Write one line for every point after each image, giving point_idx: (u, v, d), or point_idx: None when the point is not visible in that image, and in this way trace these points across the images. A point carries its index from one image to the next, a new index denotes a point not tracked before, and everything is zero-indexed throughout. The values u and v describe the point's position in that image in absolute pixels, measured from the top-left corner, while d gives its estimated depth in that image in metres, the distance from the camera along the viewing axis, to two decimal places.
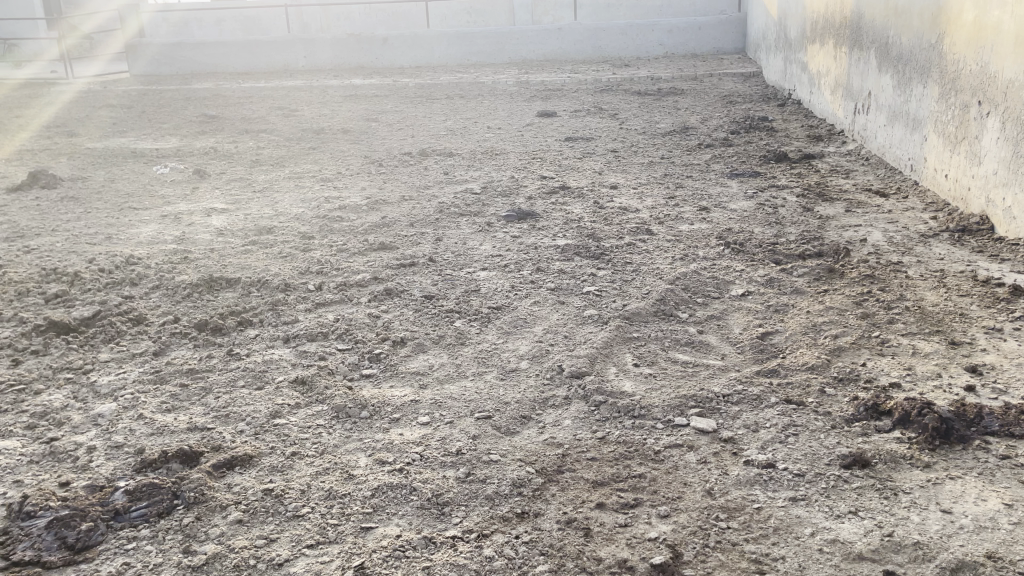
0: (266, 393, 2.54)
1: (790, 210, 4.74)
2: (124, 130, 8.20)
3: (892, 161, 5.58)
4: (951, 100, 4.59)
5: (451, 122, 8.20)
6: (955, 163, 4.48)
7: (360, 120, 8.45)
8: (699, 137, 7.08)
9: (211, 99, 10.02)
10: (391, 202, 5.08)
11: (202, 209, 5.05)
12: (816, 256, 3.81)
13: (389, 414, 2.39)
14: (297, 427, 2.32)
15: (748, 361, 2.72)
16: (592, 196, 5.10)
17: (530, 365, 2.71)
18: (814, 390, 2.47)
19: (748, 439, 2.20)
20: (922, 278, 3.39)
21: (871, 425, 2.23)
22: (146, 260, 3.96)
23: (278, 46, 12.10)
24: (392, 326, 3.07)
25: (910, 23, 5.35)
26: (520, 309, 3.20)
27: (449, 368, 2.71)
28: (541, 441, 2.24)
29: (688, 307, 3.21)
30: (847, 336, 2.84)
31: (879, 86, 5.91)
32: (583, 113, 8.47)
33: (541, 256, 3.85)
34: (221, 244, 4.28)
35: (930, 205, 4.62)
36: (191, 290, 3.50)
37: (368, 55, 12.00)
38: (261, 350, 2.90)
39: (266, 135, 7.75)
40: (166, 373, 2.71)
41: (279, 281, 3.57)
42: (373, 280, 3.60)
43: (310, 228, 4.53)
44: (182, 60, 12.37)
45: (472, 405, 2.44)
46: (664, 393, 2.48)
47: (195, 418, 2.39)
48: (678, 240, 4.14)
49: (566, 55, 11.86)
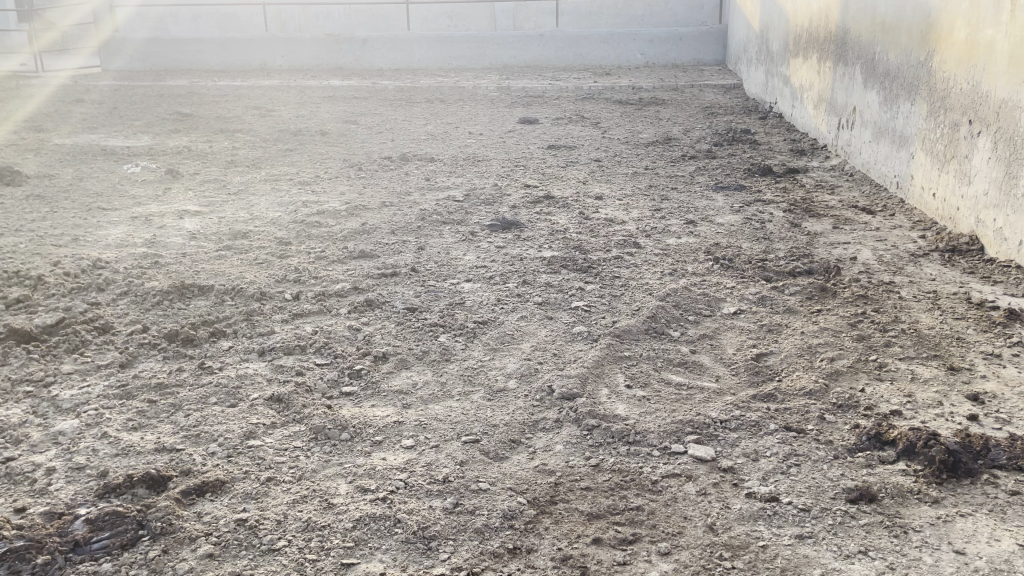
0: (240, 411, 2.40)
1: (777, 225, 4.68)
2: (95, 126, 7.98)
3: (877, 178, 5.55)
4: (940, 118, 4.56)
5: (432, 127, 8.08)
6: (943, 181, 4.45)
7: (339, 122, 8.30)
8: (682, 149, 7.02)
9: (185, 97, 9.82)
10: (371, 208, 4.94)
11: (174, 211, 4.87)
12: (807, 274, 3.74)
13: (371, 436, 2.26)
14: (273, 449, 2.18)
15: (743, 385, 2.63)
16: (577, 207, 5.00)
17: (519, 385, 2.59)
18: (814, 417, 2.38)
19: (749, 469, 2.11)
20: (915, 299, 3.34)
21: (875, 455, 2.15)
22: (114, 264, 3.79)
23: (255, 44, 11.93)
24: (374, 340, 2.94)
25: (898, 39, 5.33)
26: (506, 324, 3.09)
27: (433, 387, 2.59)
28: (532, 468, 2.13)
29: (679, 325, 3.11)
30: (844, 359, 2.76)
31: (864, 102, 5.89)
32: (565, 121, 8.39)
33: (527, 269, 3.74)
34: (194, 248, 4.12)
35: (917, 223, 4.59)
36: (161, 297, 3.34)
37: (347, 55, 11.83)
38: (235, 363, 2.76)
39: (243, 135, 7.57)
40: (133, 388, 2.56)
41: (255, 290, 3.42)
42: (353, 290, 3.47)
43: (287, 233, 4.38)
44: (156, 55, 12.14)
45: (458, 427, 2.32)
46: (660, 418, 2.38)
47: (163, 438, 2.24)
48: (666, 254, 4.05)
49: (547, 62, 11.80)
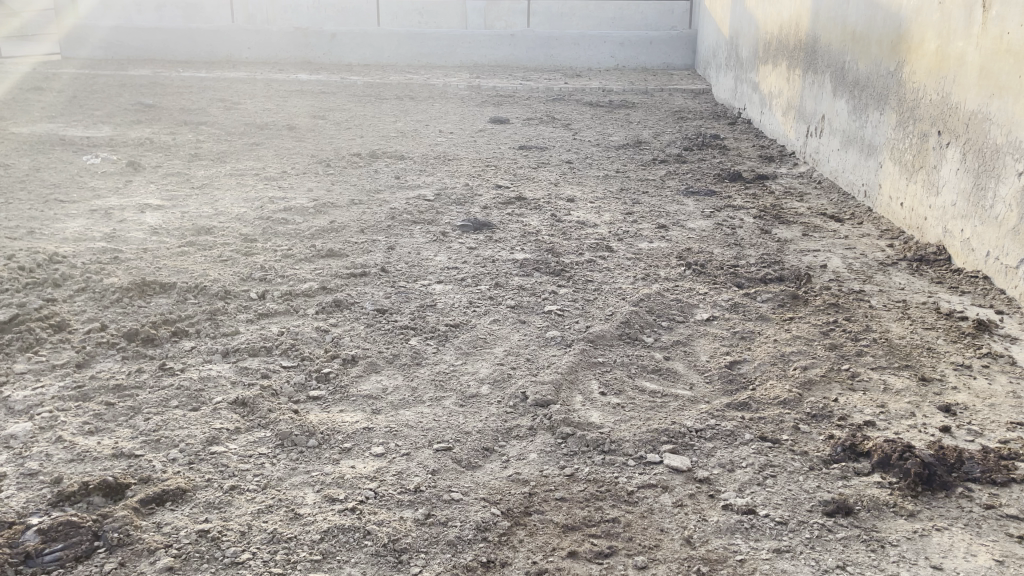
0: (202, 416, 2.31)
1: (748, 231, 4.69)
2: (53, 115, 7.75)
3: (845, 186, 5.60)
4: (909, 128, 4.61)
5: (402, 124, 7.99)
6: (911, 191, 4.49)
7: (307, 116, 8.16)
8: (653, 152, 7.02)
9: (148, 87, 9.59)
10: (339, 206, 4.85)
11: (135, 205, 4.73)
12: (778, 281, 3.75)
13: (340, 443, 2.19)
14: (236, 456, 2.10)
15: (718, 393, 2.61)
16: (549, 208, 4.96)
17: (491, 390, 2.54)
18: (788, 426, 2.37)
19: (725, 480, 2.09)
20: (886, 309, 3.35)
21: (850, 467, 2.15)
22: (72, 259, 3.67)
23: (222, 35, 11.72)
24: (342, 343, 2.87)
25: (868, 49, 5.38)
26: (478, 328, 3.03)
27: (404, 392, 2.52)
28: (505, 477, 2.08)
29: (652, 331, 3.09)
30: (817, 368, 2.76)
31: (833, 110, 5.94)
32: (536, 121, 8.36)
33: (499, 271, 3.69)
34: (156, 243, 4.00)
35: (886, 232, 4.63)
36: (120, 294, 3.23)
37: (317, 49, 11.68)
38: (197, 365, 2.67)
39: (207, 128, 7.42)
40: (90, 390, 2.45)
41: (219, 288, 3.32)
42: (321, 290, 3.39)
43: (253, 230, 4.28)
44: (119, 45, 11.87)
45: (430, 434, 2.27)
46: (634, 426, 2.34)
47: (121, 443, 2.15)
48: (638, 258, 4.03)
49: (518, 62, 11.77)
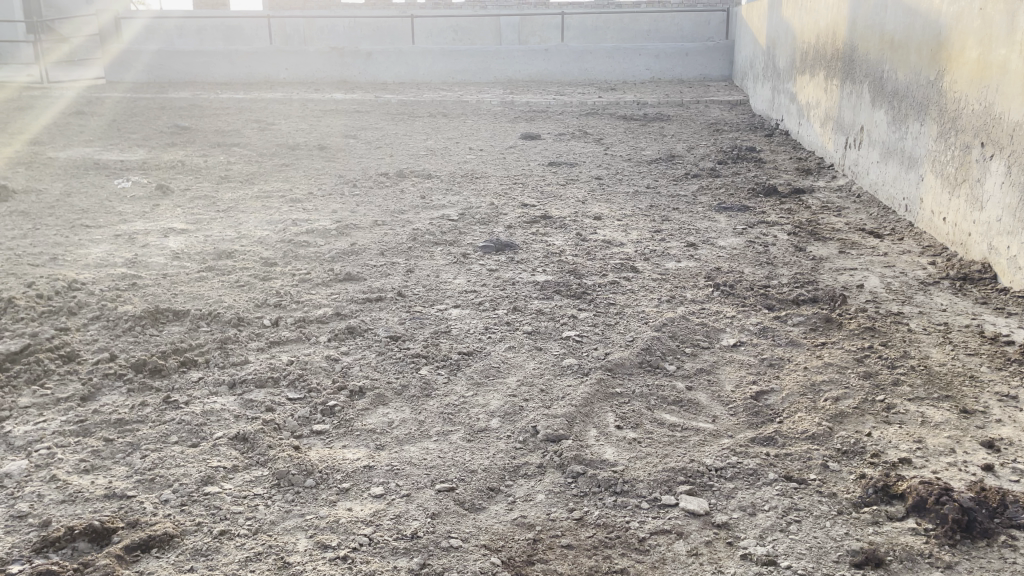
0: (201, 453, 2.24)
1: (781, 249, 4.52)
2: (91, 140, 7.87)
3: (885, 200, 5.39)
4: (950, 140, 4.40)
5: (432, 142, 7.95)
6: (954, 206, 4.28)
7: (338, 136, 8.17)
8: (686, 166, 6.86)
9: (185, 109, 9.73)
10: (362, 227, 4.80)
11: (160, 229, 4.73)
12: (811, 302, 3.58)
13: (338, 483, 2.11)
14: (230, 498, 2.02)
15: (742, 426, 2.46)
16: (575, 227, 4.85)
17: (501, 424, 2.43)
18: (816, 464, 2.22)
19: (745, 526, 1.95)
20: (925, 332, 3.17)
21: (882, 511, 1.99)
22: (91, 286, 3.66)
23: (260, 56, 11.87)
24: (351, 372, 2.79)
25: (907, 57, 5.18)
26: (493, 356, 2.93)
27: (410, 426, 2.42)
28: (510, 521, 1.97)
29: (675, 358, 2.95)
30: (849, 400, 2.59)
31: (872, 121, 5.73)
32: (567, 137, 8.26)
33: (519, 294, 3.59)
34: (176, 268, 3.98)
35: (928, 249, 4.41)
36: (133, 323, 3.19)
37: (352, 68, 11.74)
38: (202, 398, 2.60)
39: (238, 149, 7.46)
40: (92, 425, 2.40)
41: (232, 315, 3.27)
42: (335, 316, 3.31)
43: (273, 254, 4.24)
44: (160, 68, 12.06)
45: (433, 473, 2.16)
46: (650, 464, 2.21)
47: (115, 482, 2.09)
48: (664, 279, 3.89)
49: (552, 76, 11.68)
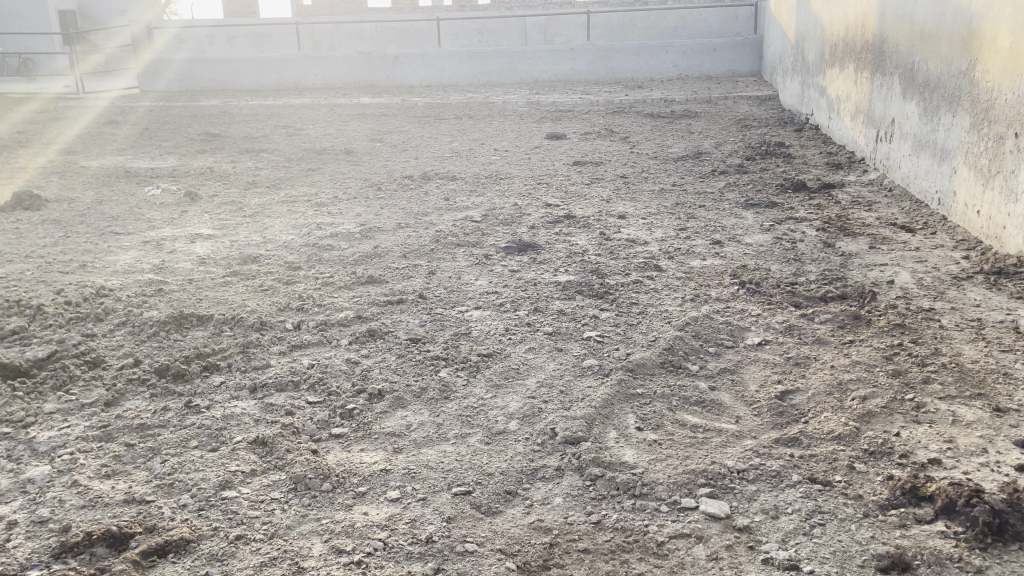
0: (221, 457, 2.25)
1: (809, 245, 4.44)
2: (123, 148, 8.00)
3: (917, 193, 5.26)
4: (984, 131, 4.29)
5: (458, 143, 7.96)
6: (988, 198, 4.17)
7: (364, 140, 8.21)
8: (713, 163, 6.78)
9: (216, 117, 9.86)
10: (386, 230, 4.81)
11: (187, 235, 4.79)
12: (840, 299, 3.50)
13: (355, 487, 2.10)
14: (247, 502, 2.03)
15: (765, 427, 2.41)
16: (598, 226, 4.81)
17: (520, 427, 2.41)
18: (842, 466, 2.16)
19: (766, 529, 1.90)
20: (958, 329, 3.08)
21: (909, 513, 1.93)
22: (118, 292, 3.71)
23: (288, 63, 11.97)
24: (371, 375, 2.78)
25: (938, 47, 5.06)
26: (512, 357, 2.91)
27: (428, 429, 2.41)
28: (526, 525, 1.95)
29: (698, 358, 2.90)
30: (878, 399, 2.53)
31: (904, 113, 5.61)
32: (593, 136, 8.21)
33: (540, 294, 3.56)
34: (202, 273, 4.02)
35: (962, 243, 4.31)
36: (158, 328, 3.22)
37: (379, 72, 11.79)
38: (223, 402, 2.61)
39: (266, 155, 7.53)
40: (114, 430, 2.43)
41: (255, 319, 3.29)
42: (356, 319, 3.32)
43: (298, 257, 4.26)
44: (191, 76, 12.22)
45: (450, 476, 2.15)
46: (670, 466, 2.17)
47: (134, 487, 2.11)
48: (689, 278, 3.84)
49: (578, 76, 11.62)
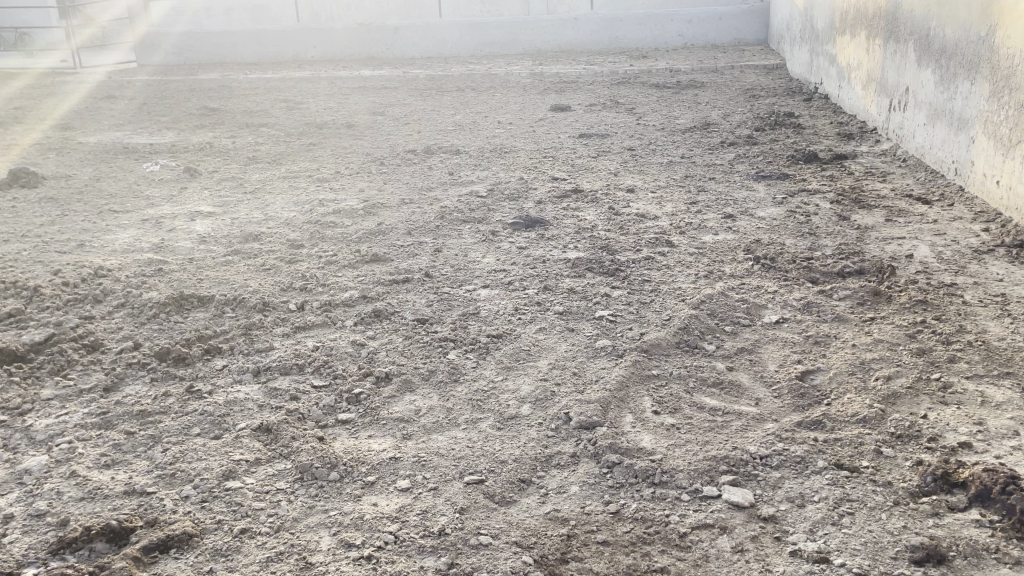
0: (223, 445, 2.18)
1: (824, 218, 4.33)
2: (121, 123, 7.87)
3: (932, 163, 5.14)
4: (1005, 99, 4.16)
5: (461, 116, 7.81)
6: (1009, 169, 4.06)
7: (366, 113, 8.06)
8: (721, 135, 6.64)
9: (215, 90, 9.72)
10: (390, 206, 4.70)
11: (186, 213, 4.68)
12: (858, 275, 3.40)
13: (363, 476, 2.03)
14: (252, 493, 1.96)
15: (786, 409, 2.33)
16: (607, 201, 4.70)
17: (532, 411, 2.33)
18: (869, 450, 2.08)
19: (793, 519, 1.83)
20: (981, 305, 2.99)
21: (942, 501, 1.85)
22: (117, 272, 3.61)
23: (288, 35, 11.78)
24: (378, 358, 2.70)
25: (956, 13, 4.91)
26: (523, 338, 2.82)
27: (438, 414, 2.33)
28: (542, 515, 1.87)
29: (714, 338, 2.81)
30: (902, 379, 2.44)
31: (918, 82, 5.46)
32: (598, 107, 8.06)
33: (550, 272, 3.47)
34: (203, 252, 3.93)
35: (981, 215, 4.20)
36: (157, 310, 3.13)
37: (380, 44, 11.61)
38: (225, 387, 2.53)
39: (266, 129, 7.40)
40: (114, 417, 2.35)
41: (257, 300, 3.20)
42: (361, 299, 3.22)
43: (300, 235, 4.17)
44: (190, 49, 12.06)
45: (461, 464, 2.07)
46: (690, 452, 2.09)
47: (135, 478, 2.04)
48: (701, 253, 3.74)
49: (582, 46, 11.41)
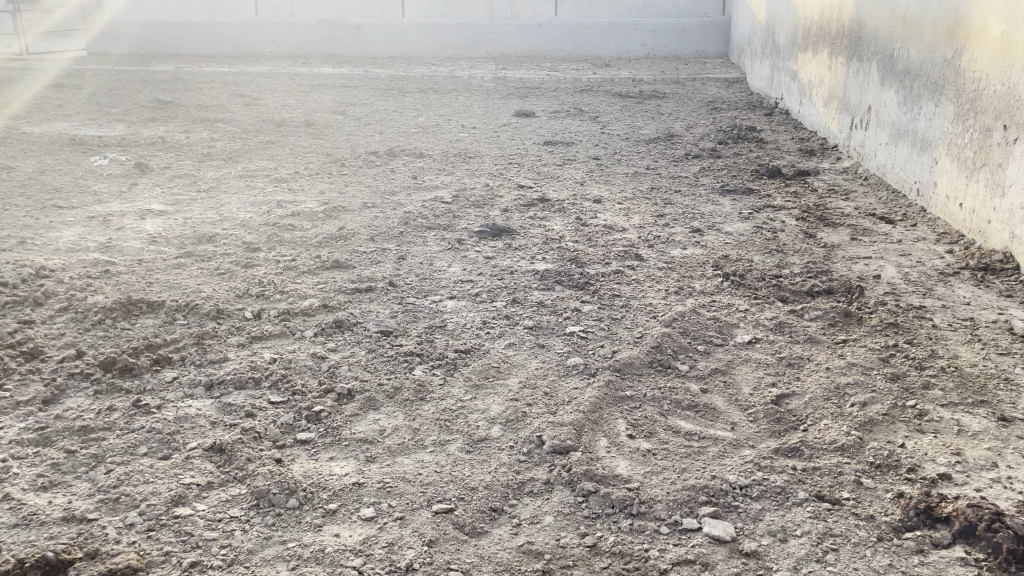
0: (173, 467, 2.03)
1: (791, 235, 4.32)
2: (69, 114, 7.56)
3: (894, 182, 5.19)
4: (969, 122, 4.19)
5: (424, 119, 7.68)
6: (972, 191, 4.09)
7: (325, 112, 7.88)
8: (686, 147, 6.63)
9: (169, 82, 9.43)
10: (351, 209, 4.56)
11: (136, 211, 4.47)
12: (827, 294, 3.38)
13: (324, 503, 1.91)
14: (204, 521, 1.83)
15: (763, 434, 2.27)
16: (574, 211, 4.63)
17: (503, 433, 2.23)
18: (849, 481, 2.03)
19: (776, 555, 1.77)
20: (951, 329, 2.98)
21: (926, 538, 1.81)
22: (60, 273, 3.41)
23: (246, 29, 11.53)
24: (339, 373, 2.57)
25: (920, 34, 4.96)
26: (492, 354, 2.72)
27: (404, 435, 2.22)
28: (516, 548, 1.78)
29: (688, 357, 2.75)
30: (878, 405, 2.40)
31: (881, 101, 5.51)
32: (563, 114, 8.01)
33: (518, 284, 3.38)
34: (154, 253, 3.75)
35: (944, 236, 4.22)
36: (103, 315, 2.95)
37: (340, 42, 11.41)
38: (175, 401, 2.38)
39: (222, 125, 7.18)
40: (53, 432, 2.19)
41: (211, 307, 3.04)
42: (322, 308, 3.09)
43: (257, 237, 4.00)
44: (143, 40, 11.72)
45: (429, 491, 1.96)
46: (667, 481, 2.01)
47: (75, 502, 1.89)
48: (671, 268, 3.68)
49: (545, 52, 11.36)
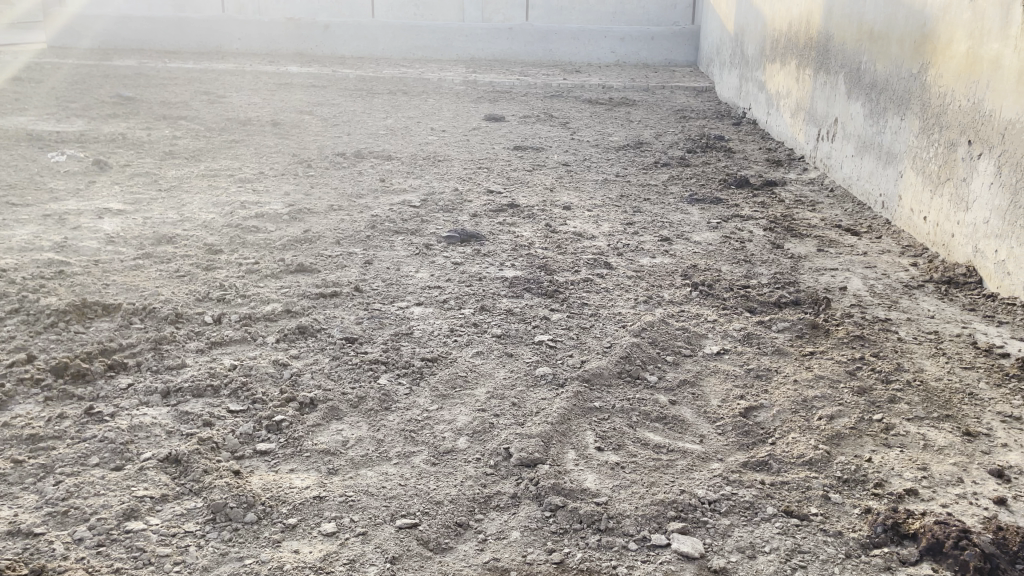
0: (125, 478, 1.95)
1: (758, 245, 4.33)
2: (26, 108, 7.36)
3: (859, 195, 5.24)
4: (934, 136, 4.24)
5: (393, 121, 7.61)
6: (936, 206, 4.14)
7: (292, 112, 7.76)
8: (655, 154, 6.64)
9: (133, 78, 9.24)
10: (317, 211, 4.48)
11: (94, 209, 4.35)
12: (794, 306, 3.39)
13: (284, 518, 1.85)
14: (157, 536, 1.76)
15: (731, 447, 2.26)
16: (543, 217, 4.60)
17: (469, 445, 2.18)
18: (817, 496, 2.02)
19: (744, 572, 1.75)
20: (916, 342, 3.00)
21: (894, 555, 1.80)
22: (10, 274, 3.29)
23: (212, 25, 11.35)
24: (302, 381, 2.50)
25: (887, 49, 5.01)
26: (459, 362, 2.67)
27: (367, 446, 2.16)
28: (480, 565, 1.73)
29: (656, 368, 2.72)
30: (845, 419, 2.40)
31: (848, 113, 5.57)
32: (533, 119, 7.99)
33: (486, 291, 3.33)
34: (111, 253, 3.64)
35: (909, 248, 4.27)
36: (56, 318, 2.85)
37: (309, 41, 11.28)
38: (130, 409, 2.29)
39: (186, 122, 7.04)
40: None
41: (169, 311, 2.95)
42: (285, 313, 3.01)
43: (219, 239, 3.91)
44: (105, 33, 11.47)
45: (393, 505, 1.91)
46: (635, 495, 1.98)
47: (20, 516, 1.81)
48: (639, 277, 3.67)
49: (515, 56, 11.33)
